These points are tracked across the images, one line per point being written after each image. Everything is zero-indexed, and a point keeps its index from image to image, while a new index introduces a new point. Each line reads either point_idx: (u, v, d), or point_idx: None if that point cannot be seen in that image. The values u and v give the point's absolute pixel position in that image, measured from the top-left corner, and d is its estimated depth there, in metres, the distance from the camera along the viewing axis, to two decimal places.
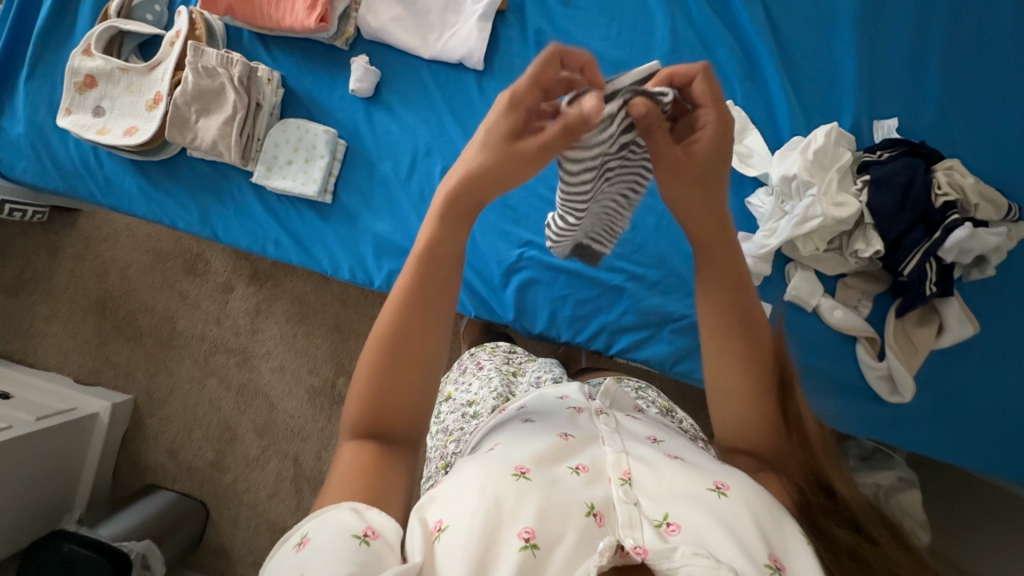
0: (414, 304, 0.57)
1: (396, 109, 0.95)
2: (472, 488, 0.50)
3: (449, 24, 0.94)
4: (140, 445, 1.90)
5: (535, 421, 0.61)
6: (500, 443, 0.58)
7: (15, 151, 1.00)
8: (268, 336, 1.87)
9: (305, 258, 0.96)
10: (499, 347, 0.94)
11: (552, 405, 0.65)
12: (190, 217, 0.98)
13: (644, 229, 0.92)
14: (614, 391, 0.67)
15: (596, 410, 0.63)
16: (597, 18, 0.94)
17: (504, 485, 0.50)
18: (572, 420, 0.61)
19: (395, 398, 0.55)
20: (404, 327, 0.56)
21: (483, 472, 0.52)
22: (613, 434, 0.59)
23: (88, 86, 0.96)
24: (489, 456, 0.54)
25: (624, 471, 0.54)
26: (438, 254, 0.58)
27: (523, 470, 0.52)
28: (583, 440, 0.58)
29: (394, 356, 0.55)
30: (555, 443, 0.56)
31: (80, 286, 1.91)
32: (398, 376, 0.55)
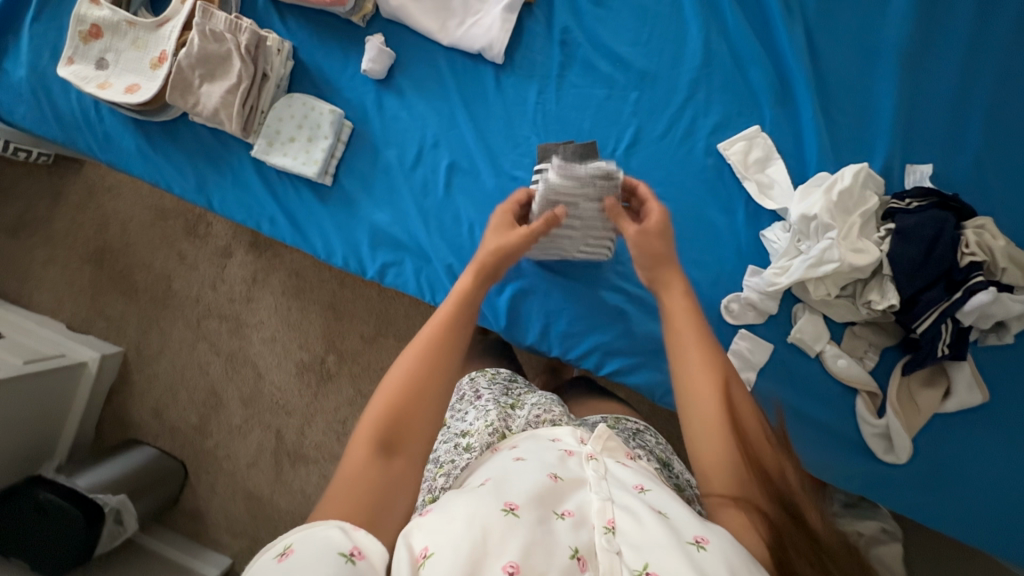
0: (448, 329, 0.68)
1: (408, 95, 0.91)
2: (461, 519, 0.49)
3: (472, 11, 0.89)
4: (125, 399, 1.90)
5: (526, 459, 0.59)
6: (490, 479, 0.56)
7: (16, 94, 0.97)
8: (262, 306, 1.85)
9: (299, 240, 0.93)
10: (498, 374, 0.92)
11: (544, 444, 0.62)
12: (186, 184, 0.95)
13: None
14: (609, 436, 0.63)
15: (587, 453, 0.60)
16: (627, 22, 0.89)
17: (491, 518, 0.49)
18: (562, 460, 0.59)
19: (414, 412, 0.61)
20: (438, 347, 0.65)
21: (469, 505, 0.51)
22: (601, 480, 0.56)
23: (93, 36, 0.92)
24: (480, 489, 0.54)
25: (609, 518, 0.52)
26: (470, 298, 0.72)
27: (512, 507, 0.51)
28: (572, 483, 0.56)
29: (426, 367, 0.63)
30: (545, 484, 0.54)
31: (81, 234, 1.90)
32: (423, 393, 0.62)
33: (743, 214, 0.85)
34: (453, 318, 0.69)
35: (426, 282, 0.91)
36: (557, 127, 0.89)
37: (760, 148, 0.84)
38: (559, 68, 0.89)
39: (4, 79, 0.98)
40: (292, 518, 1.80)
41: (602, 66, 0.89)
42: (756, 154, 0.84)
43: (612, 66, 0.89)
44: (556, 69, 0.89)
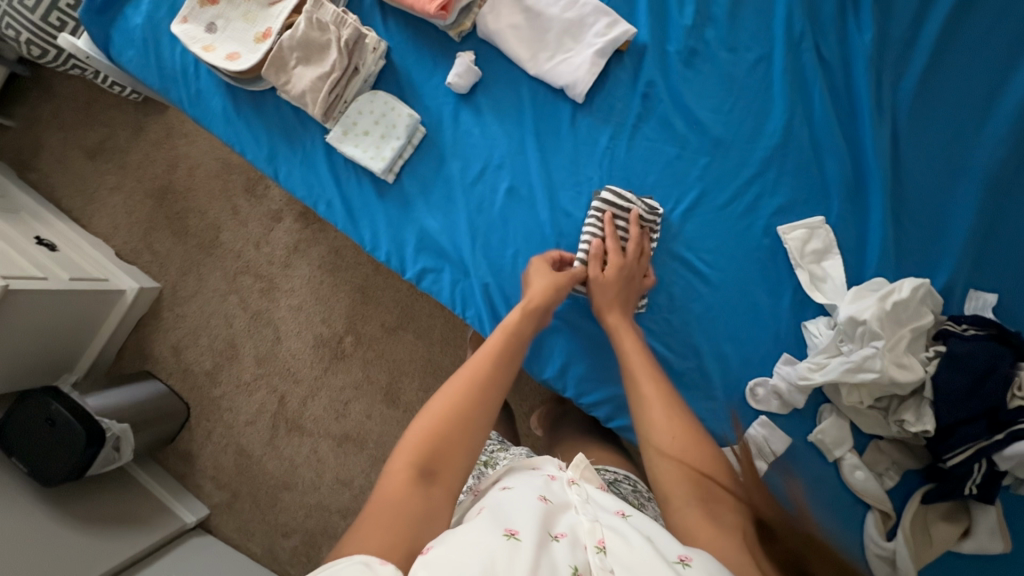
0: (484, 370, 0.75)
1: (484, 114, 0.94)
2: (468, 546, 0.53)
3: (564, 48, 0.90)
4: (151, 332, 1.98)
5: (513, 487, 0.64)
6: (485, 508, 0.61)
7: (130, 40, 1.05)
8: (297, 275, 1.90)
9: (350, 227, 0.96)
10: None
11: (529, 472, 0.67)
12: (259, 152, 1.00)
13: (689, 312, 0.86)
14: (587, 467, 0.68)
15: (569, 480, 0.65)
16: (713, 88, 0.89)
17: (495, 543, 0.53)
18: (546, 486, 0.63)
19: (456, 436, 0.69)
20: (484, 376, 0.75)
21: (471, 534, 0.55)
22: (585, 505, 0.61)
23: (209, 2, 0.97)
24: (478, 520, 0.58)
25: (598, 539, 0.56)
26: (516, 335, 0.80)
27: (513, 532, 0.55)
28: (559, 506, 0.60)
29: (467, 402, 0.71)
30: (539, 508, 0.59)
31: (150, 170, 1.99)
32: (465, 419, 0.70)
33: (788, 301, 0.84)
34: (491, 358, 0.77)
35: (459, 295, 0.92)
36: (621, 176, 0.90)
37: (820, 240, 0.83)
38: (636, 118, 0.90)
39: (122, 23, 1.05)
40: (276, 483, 1.85)
41: (680, 126, 0.89)
42: (814, 245, 0.83)
43: (688, 127, 0.89)
44: (633, 119, 0.91)
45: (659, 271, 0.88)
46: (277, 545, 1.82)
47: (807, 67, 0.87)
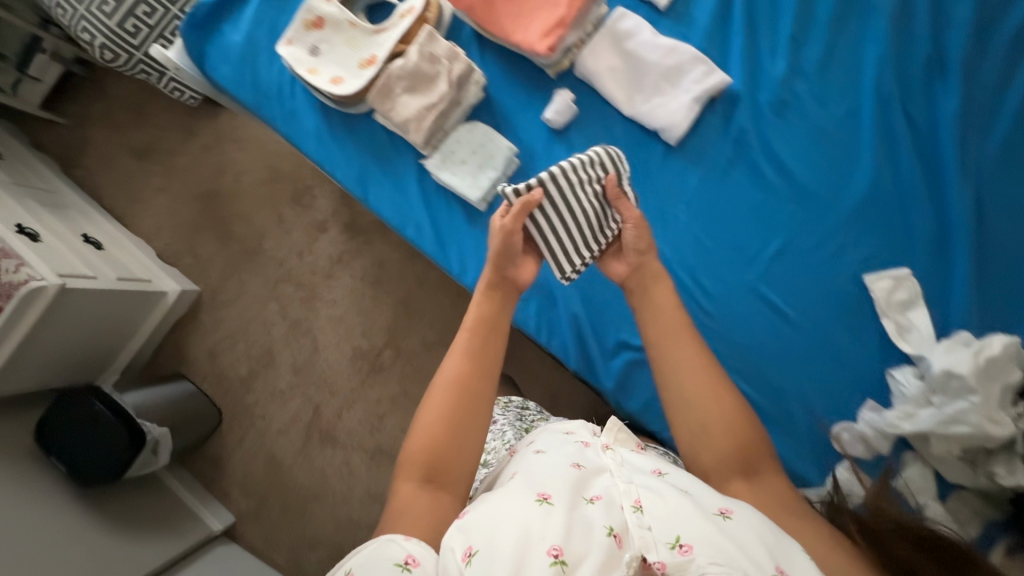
0: (464, 370, 0.77)
1: (577, 151, 0.97)
2: (503, 513, 0.58)
3: (660, 92, 0.94)
4: (187, 334, 1.98)
5: (548, 454, 0.69)
6: (518, 474, 0.67)
7: (225, 55, 1.07)
8: (339, 285, 1.91)
9: (438, 252, 0.98)
10: (511, 403, 1.10)
11: (562, 439, 0.72)
12: (350, 172, 1.02)
13: (774, 353, 0.89)
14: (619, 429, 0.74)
15: (602, 445, 0.71)
16: (802, 139, 0.92)
17: (531, 507, 0.58)
18: (580, 452, 0.69)
19: (451, 430, 0.72)
20: (465, 371, 0.76)
21: (508, 500, 0.60)
22: (620, 467, 0.66)
23: (314, 26, 0.99)
24: (513, 486, 0.63)
25: (634, 498, 0.60)
26: (487, 321, 0.81)
27: (546, 496, 0.60)
28: (594, 470, 0.65)
29: (454, 400, 0.74)
30: (573, 473, 0.64)
31: (197, 174, 2.01)
32: (456, 413, 0.74)
33: (872, 348, 0.87)
34: (469, 355, 0.78)
35: (547, 322, 0.99)
36: (708, 218, 0.93)
37: (907, 291, 0.86)
38: (726, 163, 0.94)
39: (219, 39, 1.08)
40: (306, 493, 1.84)
41: (768, 172, 0.92)
42: (901, 295, 0.86)
43: (777, 174, 0.92)
44: (723, 165, 0.94)
45: (746, 312, 0.91)
46: (303, 558, 1.80)
47: (895, 125, 0.90)
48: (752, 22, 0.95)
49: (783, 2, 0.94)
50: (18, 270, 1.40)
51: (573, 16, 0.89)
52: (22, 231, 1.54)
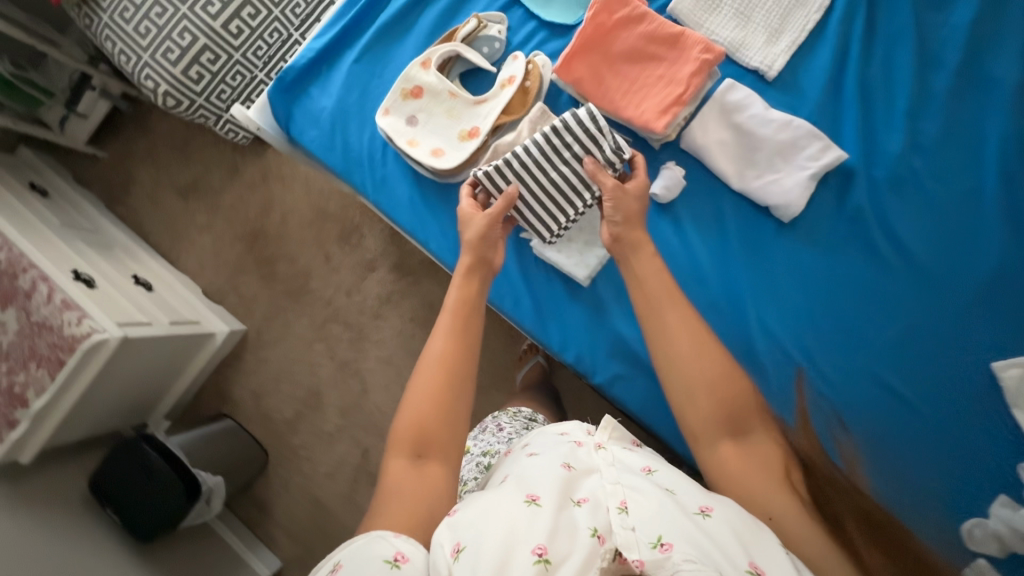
0: (450, 353, 0.81)
1: (684, 227, 0.95)
2: (492, 513, 0.61)
3: (774, 168, 0.91)
4: (230, 375, 1.93)
5: (541, 455, 0.71)
6: (510, 476, 0.69)
7: (313, 119, 1.05)
8: (387, 325, 1.86)
9: (538, 328, 0.97)
10: (519, 414, 1.15)
11: (555, 438, 0.75)
12: (444, 243, 1.01)
13: (898, 442, 0.87)
14: (612, 425, 0.76)
15: (595, 444, 0.73)
16: (921, 216, 0.90)
17: (517, 508, 0.61)
18: (572, 452, 0.71)
19: (435, 412, 0.76)
20: (449, 355, 0.80)
21: (497, 501, 0.63)
22: (609, 468, 0.68)
23: (412, 95, 0.97)
24: (505, 488, 0.66)
25: (621, 500, 0.63)
26: (468, 310, 0.85)
27: (534, 498, 0.62)
28: (583, 472, 0.68)
29: (443, 386, 0.78)
30: (562, 475, 0.66)
31: (242, 211, 1.98)
32: (444, 395, 0.77)
33: (1000, 439, 0.85)
34: (453, 339, 0.82)
35: (654, 403, 0.92)
36: (821, 297, 0.91)
37: None
38: (840, 241, 0.91)
39: (306, 101, 1.06)
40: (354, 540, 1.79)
41: (884, 250, 0.90)
42: None
43: (895, 254, 0.90)
44: (838, 243, 0.91)
45: (864, 396, 0.89)
46: None
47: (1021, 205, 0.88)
48: (866, 93, 0.93)
49: (897, 73, 0.92)
50: (80, 322, 1.38)
51: (693, 93, 0.86)
52: (78, 277, 1.50)
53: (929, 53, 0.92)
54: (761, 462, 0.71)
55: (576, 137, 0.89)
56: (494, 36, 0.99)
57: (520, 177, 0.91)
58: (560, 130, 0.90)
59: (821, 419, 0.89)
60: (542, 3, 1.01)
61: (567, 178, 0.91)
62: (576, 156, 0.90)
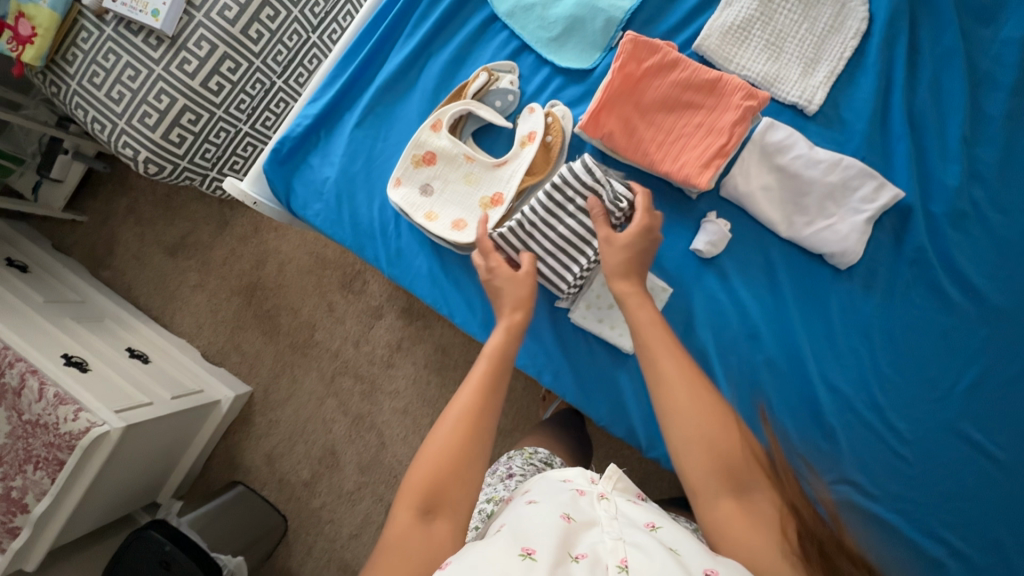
0: (479, 399, 0.72)
1: (732, 280, 0.88)
2: (481, 564, 0.54)
3: (826, 213, 0.85)
4: (241, 440, 1.83)
5: (539, 503, 0.65)
6: (505, 526, 0.62)
7: (315, 191, 0.97)
8: (400, 375, 1.76)
9: (582, 401, 0.90)
10: (535, 454, 0.96)
11: (556, 485, 0.68)
12: (472, 317, 0.92)
13: (985, 497, 0.81)
14: (617, 476, 0.70)
15: (598, 494, 0.67)
16: (985, 251, 0.83)
17: (509, 562, 0.54)
18: (573, 502, 0.65)
19: (459, 469, 0.66)
20: (478, 402, 0.71)
21: (488, 554, 0.55)
22: (612, 521, 0.62)
23: (425, 161, 0.90)
24: (497, 538, 0.59)
25: (621, 557, 0.56)
26: (501, 356, 0.77)
27: (529, 552, 0.55)
28: (583, 524, 0.61)
29: (471, 436, 0.69)
30: (560, 526, 0.60)
31: (236, 266, 1.87)
32: (471, 450, 0.68)
33: None
34: (485, 384, 0.73)
35: None
36: (887, 348, 0.84)
37: None
38: (904, 284, 0.84)
39: (306, 172, 0.97)
40: None
41: (952, 292, 0.83)
42: None
43: (963, 294, 0.83)
44: (899, 286, 0.85)
45: (945, 452, 0.82)
46: None
47: None
48: (915, 123, 0.86)
49: (948, 100, 0.85)
50: (77, 417, 1.27)
51: (736, 143, 0.80)
52: (69, 361, 1.40)
53: (980, 74, 0.85)
54: (768, 522, 0.61)
55: (578, 189, 0.84)
56: (507, 89, 0.92)
57: (524, 236, 0.86)
58: (559, 184, 0.84)
59: (902, 481, 0.82)
60: (556, 46, 0.93)
61: (574, 231, 0.85)
62: (582, 207, 0.84)
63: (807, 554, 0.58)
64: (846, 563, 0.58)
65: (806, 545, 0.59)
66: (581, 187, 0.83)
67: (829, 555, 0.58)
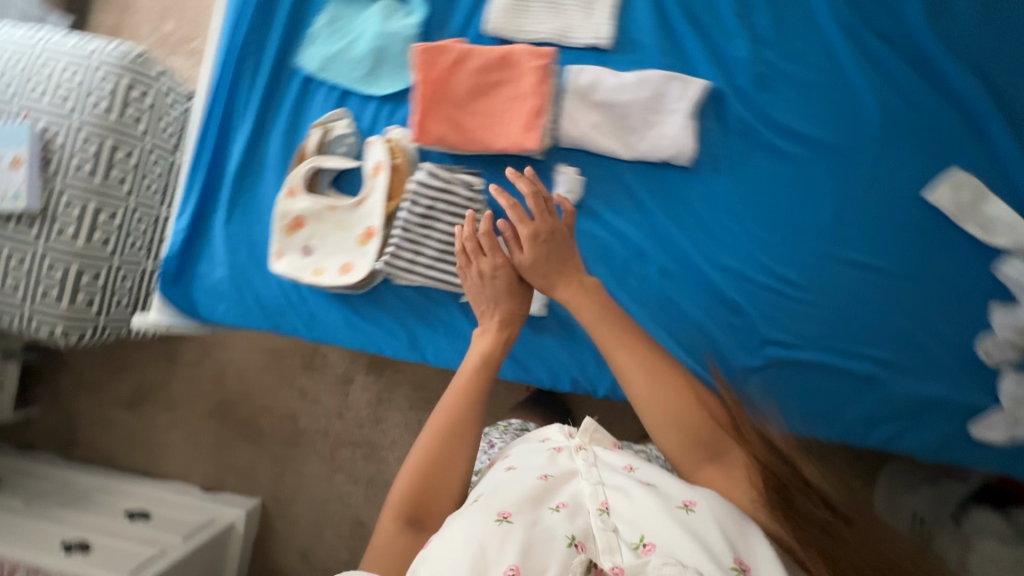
0: (453, 406, 0.73)
1: (602, 215, 0.94)
2: (458, 541, 0.54)
3: (651, 124, 0.92)
4: (270, 550, 1.83)
5: (516, 467, 0.66)
6: (482, 494, 0.62)
7: (216, 293, 1.01)
8: (392, 425, 1.79)
9: (522, 373, 0.96)
10: (509, 425, 1.01)
11: (533, 448, 0.69)
12: (399, 343, 0.97)
13: (888, 305, 0.88)
14: (593, 427, 0.71)
15: (575, 448, 0.68)
16: (798, 101, 0.92)
17: (487, 531, 0.54)
18: (550, 459, 0.66)
19: (438, 476, 0.69)
20: (456, 411, 0.73)
21: (467, 526, 0.56)
22: (591, 469, 0.64)
23: (295, 227, 0.96)
24: (473, 508, 0.59)
25: (602, 501, 0.59)
26: (485, 363, 0.77)
27: (505, 515, 0.56)
28: (561, 478, 0.63)
29: (447, 445, 0.71)
30: (537, 486, 0.61)
31: (198, 391, 1.89)
32: (448, 458, 0.70)
33: (968, 256, 0.87)
34: (467, 399, 0.74)
35: None
36: (752, 214, 0.92)
37: (969, 191, 0.87)
38: (743, 155, 0.92)
39: (201, 281, 1.02)
40: None
41: (783, 145, 0.92)
42: (966, 197, 0.87)
43: (792, 142, 0.92)
44: (740, 159, 0.93)
45: (841, 282, 0.89)
46: None
47: (874, 47, 0.91)
48: (695, 17, 0.95)
49: None
50: None
51: (545, 99, 0.89)
52: (71, 547, 1.40)
53: None
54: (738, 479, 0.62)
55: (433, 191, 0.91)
56: (344, 134, 0.98)
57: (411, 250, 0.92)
58: (407, 203, 0.92)
59: (811, 321, 0.89)
60: (371, 80, 1.00)
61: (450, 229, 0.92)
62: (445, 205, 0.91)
63: (768, 501, 0.58)
64: (808, 502, 0.57)
65: (766, 495, 0.58)
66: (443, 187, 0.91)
67: (790, 499, 0.57)
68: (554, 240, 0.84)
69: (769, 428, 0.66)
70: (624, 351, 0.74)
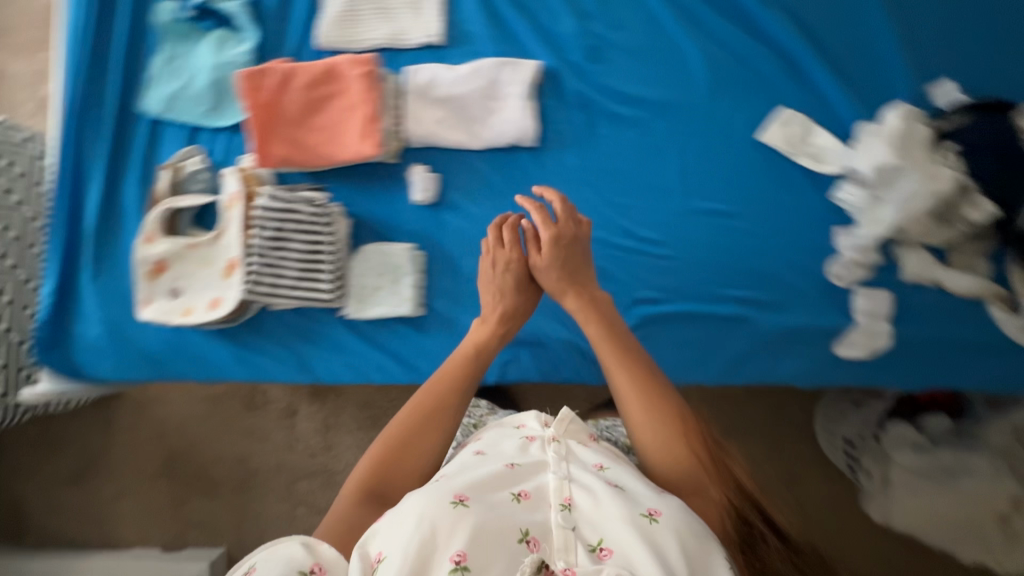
0: (440, 390, 0.72)
1: (465, 206, 0.95)
2: (402, 520, 0.50)
3: (492, 111, 0.94)
4: None
5: (485, 453, 0.61)
6: (443, 474, 0.58)
7: (96, 351, 0.99)
8: (345, 448, 1.70)
9: (413, 375, 0.94)
10: None
11: (506, 432, 0.64)
12: (288, 367, 0.96)
13: (745, 245, 0.91)
14: (571, 414, 0.65)
15: (548, 437, 0.62)
16: (629, 66, 0.95)
17: (438, 513, 0.50)
18: (521, 448, 0.61)
19: (406, 454, 0.66)
20: (438, 392, 0.72)
21: (416, 502, 0.51)
22: (561, 461, 0.58)
23: (158, 272, 0.95)
24: (430, 486, 0.54)
25: (566, 496, 0.54)
26: (479, 352, 0.78)
27: (461, 498, 0.52)
28: (530, 468, 0.58)
29: (423, 423, 0.69)
30: (501, 473, 0.56)
31: (142, 450, 1.75)
32: (418, 438, 0.67)
33: (808, 187, 0.91)
34: (450, 382, 0.74)
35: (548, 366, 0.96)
36: (606, 182, 0.94)
37: (798, 125, 0.91)
38: (587, 126, 0.95)
39: (78, 342, 0.99)
40: None
41: (622, 110, 0.94)
42: (796, 131, 0.91)
43: (631, 106, 0.94)
44: (586, 130, 0.95)
45: (697, 230, 0.92)
46: None
47: (689, 3, 0.94)
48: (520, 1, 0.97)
49: None
50: None
51: (377, 105, 0.92)
52: None
53: None
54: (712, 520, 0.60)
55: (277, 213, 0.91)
56: (196, 170, 0.98)
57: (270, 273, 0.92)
58: (258, 227, 0.92)
59: (674, 273, 0.92)
60: (216, 114, 1.00)
61: (303, 246, 0.92)
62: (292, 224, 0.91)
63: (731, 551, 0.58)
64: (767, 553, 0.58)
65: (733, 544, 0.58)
66: (288, 206, 0.92)
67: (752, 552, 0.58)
68: (570, 253, 0.83)
69: (742, 472, 0.64)
70: (624, 375, 0.71)
